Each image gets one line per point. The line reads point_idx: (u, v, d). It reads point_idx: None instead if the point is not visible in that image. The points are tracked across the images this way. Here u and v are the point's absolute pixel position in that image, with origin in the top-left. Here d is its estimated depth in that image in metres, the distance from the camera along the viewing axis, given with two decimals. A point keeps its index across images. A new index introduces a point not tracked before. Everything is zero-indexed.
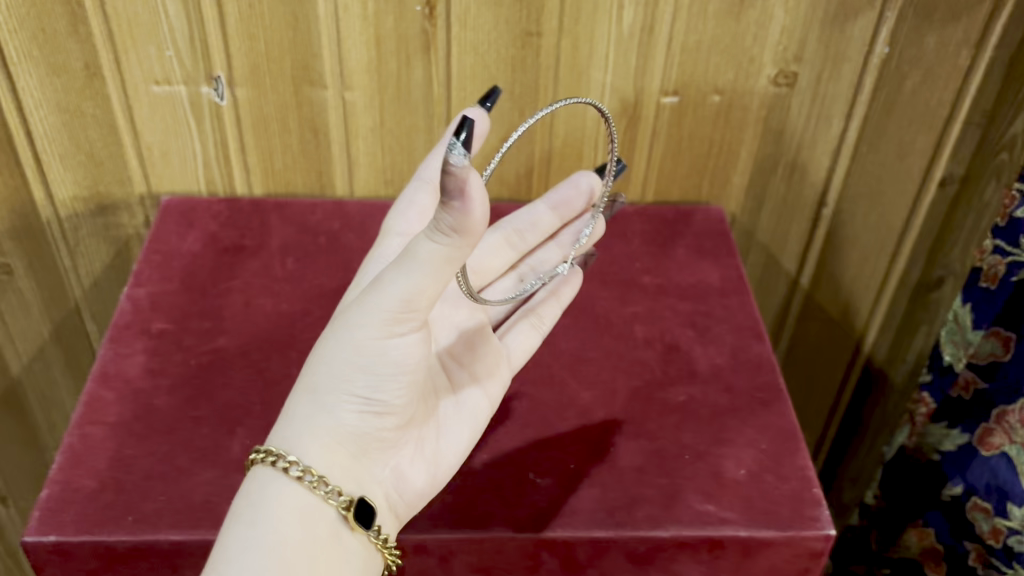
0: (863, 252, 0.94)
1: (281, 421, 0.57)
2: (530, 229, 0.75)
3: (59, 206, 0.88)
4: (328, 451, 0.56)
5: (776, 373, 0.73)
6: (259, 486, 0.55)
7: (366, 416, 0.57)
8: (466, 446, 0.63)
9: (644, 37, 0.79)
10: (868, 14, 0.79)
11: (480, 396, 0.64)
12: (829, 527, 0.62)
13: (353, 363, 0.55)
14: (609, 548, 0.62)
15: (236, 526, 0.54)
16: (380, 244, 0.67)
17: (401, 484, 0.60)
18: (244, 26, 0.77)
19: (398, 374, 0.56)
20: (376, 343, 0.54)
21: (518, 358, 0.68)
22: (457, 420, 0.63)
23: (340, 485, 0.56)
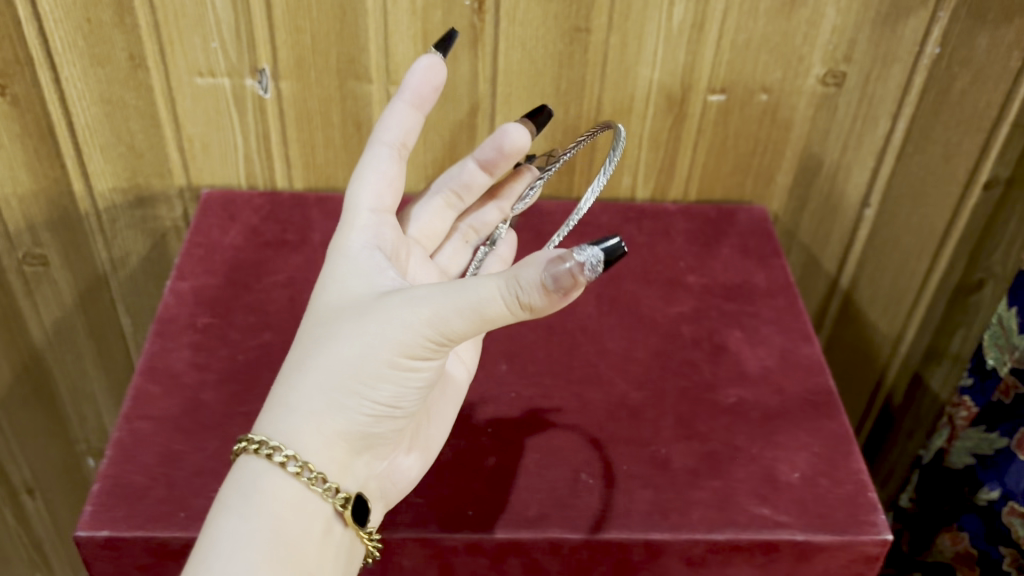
0: (904, 253, 0.94)
1: (283, 415, 0.55)
2: (468, 190, 0.71)
3: (98, 197, 0.87)
4: (337, 451, 0.55)
5: (826, 375, 0.72)
6: (250, 477, 0.54)
7: (381, 421, 0.56)
8: (447, 425, 0.65)
9: (694, 34, 0.78)
10: (920, 14, 0.78)
11: (459, 370, 0.66)
12: (886, 532, 0.62)
13: (381, 374, 0.54)
14: (664, 550, 0.61)
15: (225, 518, 0.52)
16: (351, 221, 0.62)
17: (394, 474, 0.60)
18: (291, 18, 0.76)
19: (421, 388, 0.56)
20: (410, 361, 0.54)
21: None
22: (444, 401, 0.64)
23: (337, 481, 0.55)
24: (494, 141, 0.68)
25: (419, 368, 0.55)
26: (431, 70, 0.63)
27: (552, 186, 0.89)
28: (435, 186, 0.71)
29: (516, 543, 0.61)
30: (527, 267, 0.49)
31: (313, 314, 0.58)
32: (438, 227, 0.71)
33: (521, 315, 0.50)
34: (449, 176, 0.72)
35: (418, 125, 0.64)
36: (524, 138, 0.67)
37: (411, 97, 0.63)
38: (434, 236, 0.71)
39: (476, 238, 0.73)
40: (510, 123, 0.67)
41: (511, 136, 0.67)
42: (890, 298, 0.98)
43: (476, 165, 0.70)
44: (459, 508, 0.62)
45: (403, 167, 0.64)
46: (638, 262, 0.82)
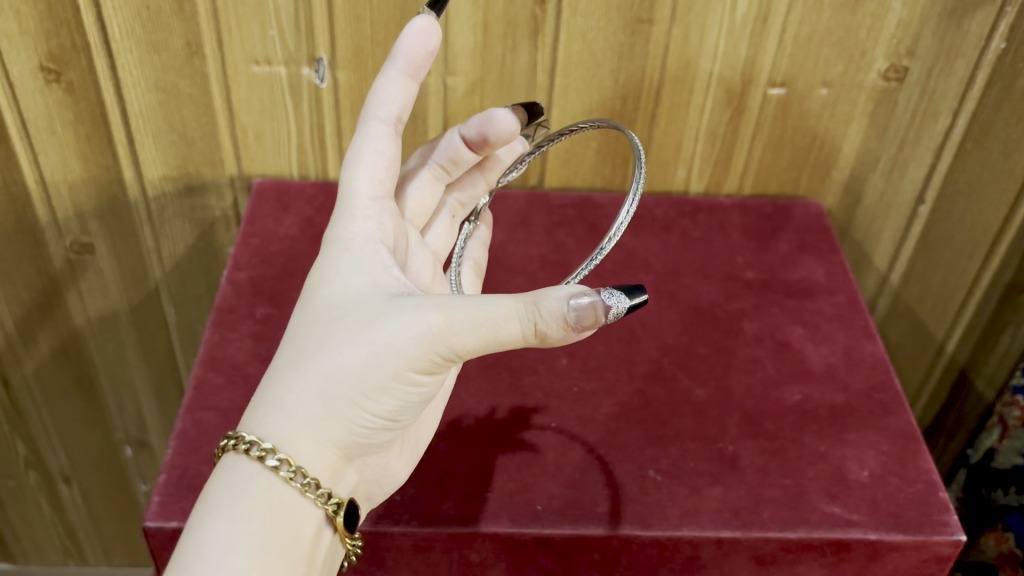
0: (957, 250, 0.93)
1: (278, 418, 0.54)
2: (456, 164, 0.69)
3: (148, 186, 0.87)
4: (331, 459, 0.55)
5: (891, 373, 0.72)
6: (241, 479, 0.53)
7: (377, 432, 0.56)
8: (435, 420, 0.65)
9: (757, 26, 0.77)
10: (988, 8, 0.77)
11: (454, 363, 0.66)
12: (959, 533, 0.61)
13: (383, 387, 0.53)
14: (735, 548, 0.61)
15: (213, 520, 0.52)
16: (353, 210, 0.60)
17: (384, 480, 0.60)
18: (351, 7, 0.75)
19: (421, 402, 0.56)
20: (414, 376, 0.54)
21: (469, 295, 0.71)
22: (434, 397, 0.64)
23: (328, 487, 0.55)
24: (482, 126, 0.65)
25: (421, 382, 0.54)
26: (428, 42, 0.60)
27: (605, 179, 0.88)
28: (423, 158, 0.69)
29: (594, 539, 0.60)
30: (548, 296, 0.50)
31: (310, 309, 0.57)
32: (427, 203, 0.69)
33: (531, 342, 0.51)
34: (438, 148, 0.69)
35: (411, 96, 0.62)
36: (513, 127, 0.64)
37: (405, 65, 0.61)
38: (426, 213, 0.69)
39: (461, 210, 0.73)
40: (500, 112, 0.63)
41: (498, 126, 0.64)
42: (939, 296, 0.97)
43: (464, 140, 0.68)
44: (528, 503, 0.61)
45: (400, 142, 0.62)
46: (695, 257, 0.81)
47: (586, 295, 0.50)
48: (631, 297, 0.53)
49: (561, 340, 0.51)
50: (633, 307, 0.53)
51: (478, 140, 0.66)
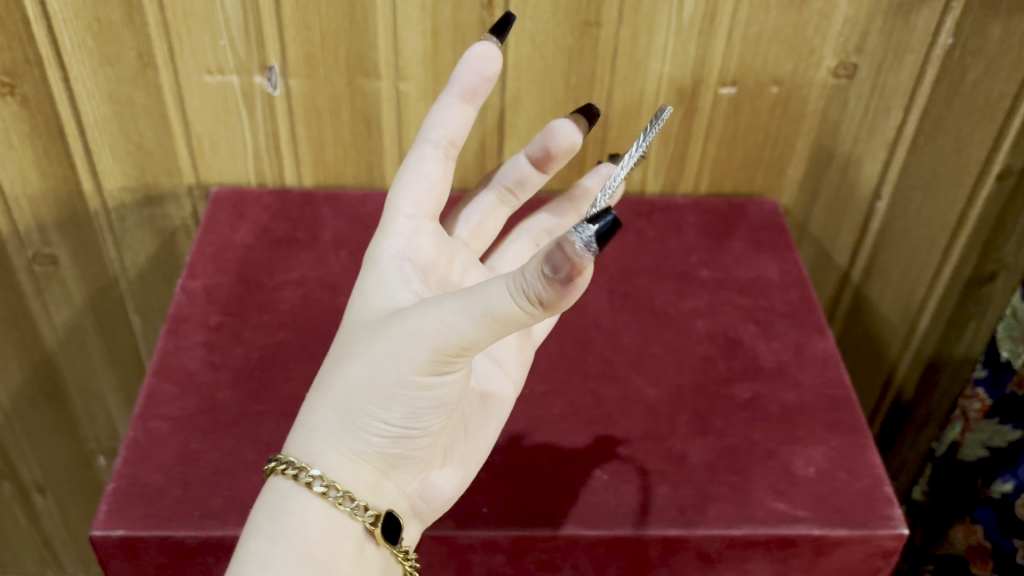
0: (916, 244, 0.93)
1: (306, 436, 0.54)
2: (521, 186, 0.70)
3: (107, 197, 0.87)
4: (361, 471, 0.55)
5: (841, 369, 0.72)
6: (280, 498, 0.54)
7: (398, 441, 0.55)
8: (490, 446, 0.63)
9: (705, 27, 0.77)
10: (934, 4, 0.77)
11: (508, 386, 0.65)
12: (902, 526, 0.62)
13: (396, 393, 0.52)
14: (682, 545, 0.61)
15: (254, 541, 0.52)
16: (386, 228, 0.61)
17: (428, 493, 0.58)
18: (300, 16, 0.76)
19: (439, 407, 0.54)
20: (423, 377, 0.52)
21: (540, 331, 0.68)
22: (486, 418, 0.63)
23: (366, 500, 0.55)
24: (543, 139, 0.67)
25: (433, 384, 0.53)
26: (483, 67, 0.61)
27: (562, 182, 0.89)
28: (490, 181, 0.71)
29: (532, 539, 0.60)
30: (532, 261, 0.46)
31: (338, 331, 0.58)
32: (491, 227, 0.70)
33: (533, 315, 0.47)
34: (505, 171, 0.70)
35: (467, 122, 0.64)
36: (575, 137, 0.66)
37: (461, 90, 0.63)
38: (486, 235, 0.70)
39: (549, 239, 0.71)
40: (561, 120, 0.66)
41: (560, 135, 0.66)
42: (900, 290, 0.97)
43: (529, 161, 0.69)
44: (473, 505, 0.62)
45: (449, 167, 0.63)
46: (650, 257, 0.82)
47: (558, 246, 0.44)
48: (597, 222, 0.45)
49: (563, 302, 0.46)
50: (609, 233, 0.46)
51: (541, 153, 0.68)
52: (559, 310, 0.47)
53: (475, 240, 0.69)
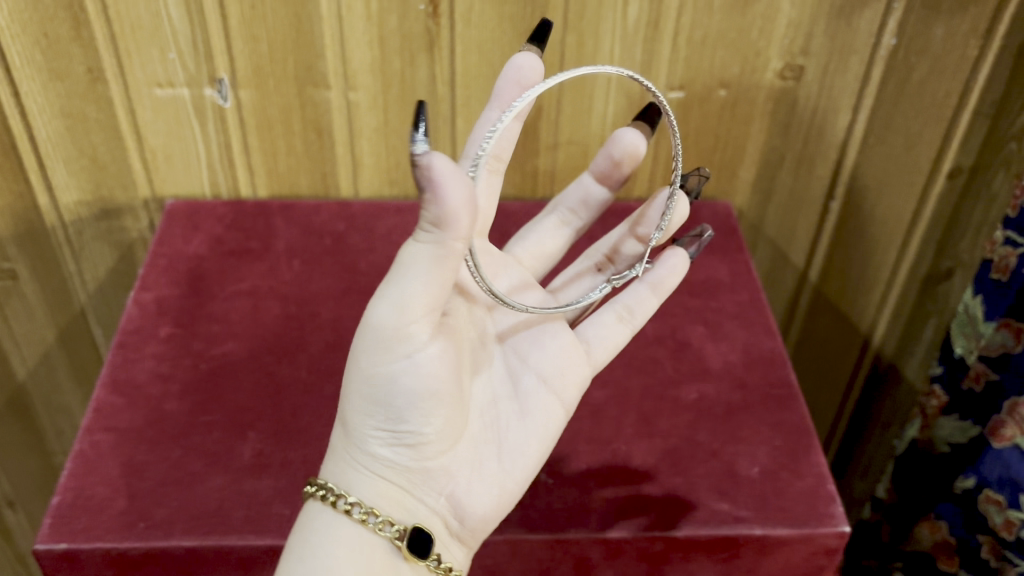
0: (871, 243, 0.93)
1: (333, 461, 0.57)
2: (584, 206, 0.71)
3: (64, 211, 0.87)
4: (382, 486, 0.55)
5: (787, 368, 0.73)
6: (311, 520, 0.55)
7: (400, 448, 0.55)
8: (534, 463, 0.60)
9: (650, 32, 0.78)
10: (875, 6, 0.78)
11: (554, 405, 0.62)
12: (844, 524, 0.62)
13: (372, 393, 0.54)
14: (624, 547, 0.61)
15: (287, 561, 0.53)
16: None
17: (459, 510, 0.58)
18: (247, 28, 0.76)
19: (419, 400, 0.54)
20: (381, 367, 0.53)
21: (598, 353, 0.64)
22: (524, 432, 0.60)
23: (391, 515, 0.55)
24: (607, 149, 0.67)
25: (394, 373, 0.53)
26: (520, 75, 0.58)
27: (517, 188, 0.89)
28: (554, 204, 0.72)
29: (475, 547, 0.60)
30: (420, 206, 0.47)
31: None
32: (550, 247, 0.71)
33: (444, 241, 0.47)
34: (569, 193, 0.71)
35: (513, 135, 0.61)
36: (638, 144, 0.65)
37: (501, 104, 0.59)
38: (543, 255, 0.70)
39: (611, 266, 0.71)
40: (622, 129, 0.66)
41: (622, 144, 0.66)
42: (859, 288, 0.97)
43: (593, 177, 0.70)
44: None
45: (492, 181, 0.61)
46: None
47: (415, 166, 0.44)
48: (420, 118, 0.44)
49: (451, 210, 0.45)
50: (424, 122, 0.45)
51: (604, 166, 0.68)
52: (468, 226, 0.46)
53: (532, 259, 0.70)
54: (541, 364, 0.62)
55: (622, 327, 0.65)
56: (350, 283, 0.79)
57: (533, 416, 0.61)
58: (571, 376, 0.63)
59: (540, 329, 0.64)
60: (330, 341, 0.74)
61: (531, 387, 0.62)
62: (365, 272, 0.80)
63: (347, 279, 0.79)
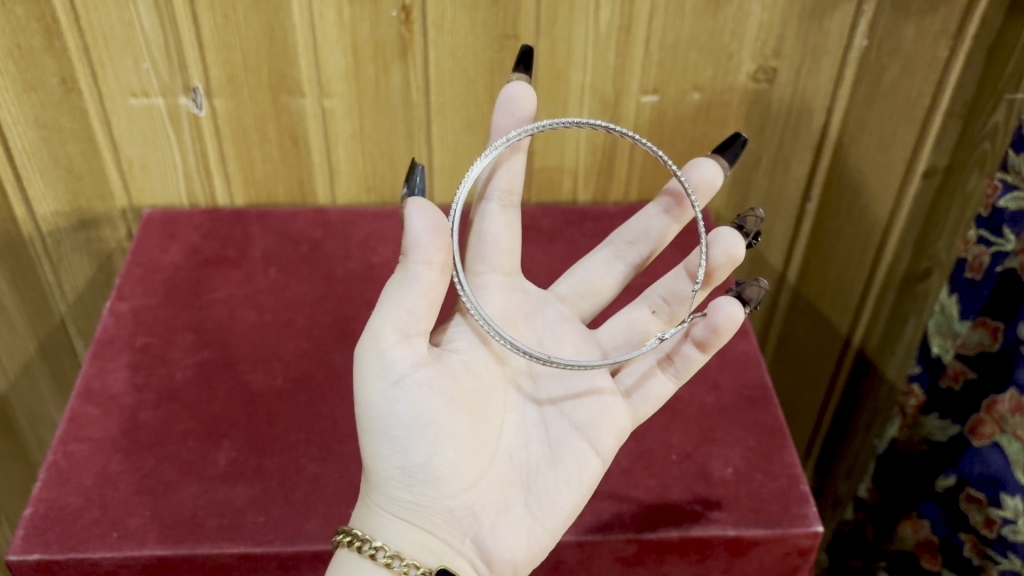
0: (848, 243, 0.94)
1: (358, 507, 0.57)
2: (643, 241, 0.68)
3: (41, 221, 0.86)
4: (404, 530, 0.55)
5: (761, 369, 0.73)
6: (338, 568, 0.55)
7: (416, 490, 0.55)
8: (567, 513, 0.59)
9: (621, 37, 0.78)
10: (846, 7, 0.79)
11: (589, 456, 0.60)
12: (817, 524, 0.62)
13: (379, 434, 0.54)
14: (597, 549, 0.61)
15: None
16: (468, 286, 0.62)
17: (485, 552, 0.57)
18: (221, 36, 0.76)
19: (419, 435, 0.54)
20: (379, 404, 0.54)
21: (642, 409, 0.63)
22: (554, 479, 0.59)
23: (415, 558, 0.55)
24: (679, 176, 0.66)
25: (392, 409, 0.53)
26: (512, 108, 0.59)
27: None
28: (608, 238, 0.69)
29: None
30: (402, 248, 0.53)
31: None
32: (604, 286, 0.68)
33: (409, 275, 0.52)
34: (626, 228, 0.69)
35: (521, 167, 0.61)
36: (714, 174, 0.64)
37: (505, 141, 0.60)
38: (597, 293, 0.68)
39: (668, 308, 0.67)
40: (701, 160, 0.64)
41: (698, 174, 0.64)
42: (838, 288, 0.98)
43: (655, 210, 0.68)
44: None
45: (512, 217, 0.62)
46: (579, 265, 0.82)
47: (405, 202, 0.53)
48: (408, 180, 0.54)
49: (415, 233, 0.51)
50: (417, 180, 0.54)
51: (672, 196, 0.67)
52: (434, 260, 0.52)
53: (579, 298, 0.68)
54: (576, 413, 0.61)
55: (666, 378, 0.64)
56: (327, 290, 0.79)
57: (565, 464, 0.60)
58: (607, 425, 0.61)
59: (576, 376, 0.63)
60: (306, 349, 0.74)
61: (565, 434, 0.61)
62: (341, 278, 0.80)
63: (323, 286, 0.79)
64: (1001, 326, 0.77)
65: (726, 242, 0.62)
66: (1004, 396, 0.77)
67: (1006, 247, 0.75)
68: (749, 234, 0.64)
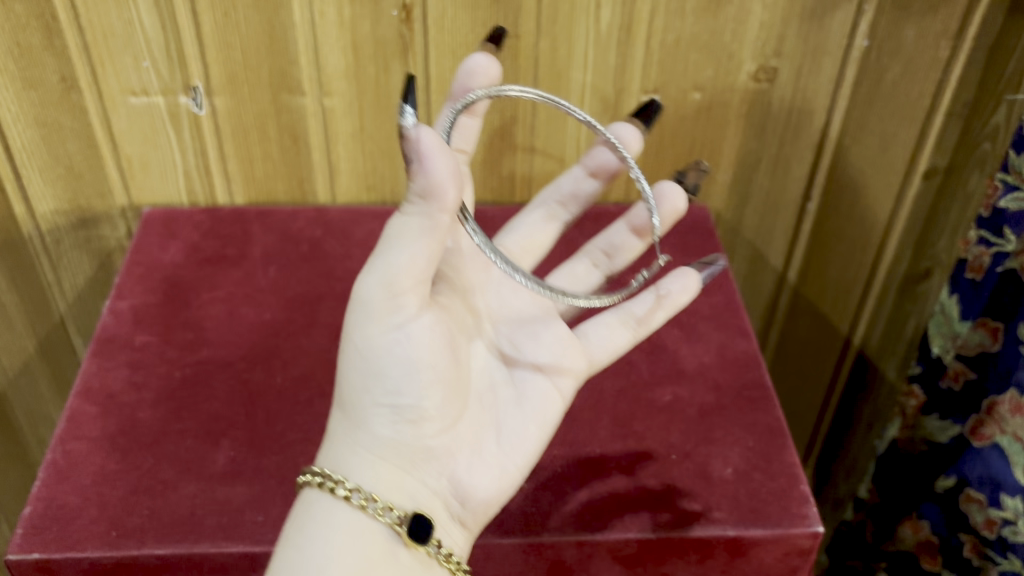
0: (849, 244, 0.95)
1: (328, 447, 0.56)
2: (573, 200, 0.71)
3: (40, 220, 0.86)
4: (383, 469, 0.55)
5: (761, 368, 0.73)
6: (307, 509, 0.54)
7: (400, 427, 0.55)
8: (535, 450, 0.60)
9: (622, 36, 0.78)
10: (847, 7, 0.78)
11: (553, 394, 0.61)
12: (817, 524, 0.62)
13: (368, 369, 0.54)
14: (597, 549, 0.61)
15: (294, 553, 0.52)
16: None
17: (460, 490, 0.57)
18: (220, 35, 0.76)
19: (409, 371, 0.54)
20: (372, 338, 0.53)
21: (599, 355, 0.63)
22: (521, 417, 0.60)
23: (391, 501, 0.54)
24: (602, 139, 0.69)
25: (384, 342, 0.53)
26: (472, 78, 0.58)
27: (495, 193, 0.89)
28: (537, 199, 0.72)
29: None
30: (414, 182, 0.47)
31: None
32: (541, 241, 0.71)
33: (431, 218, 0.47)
34: (556, 187, 0.72)
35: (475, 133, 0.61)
36: (636, 138, 0.67)
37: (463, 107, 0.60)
38: (534, 248, 0.70)
39: (609, 262, 0.70)
40: (622, 125, 0.67)
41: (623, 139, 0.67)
42: (839, 288, 0.98)
43: (585, 172, 0.70)
44: None
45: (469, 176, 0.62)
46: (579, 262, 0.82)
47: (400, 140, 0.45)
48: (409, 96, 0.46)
49: (439, 180, 0.46)
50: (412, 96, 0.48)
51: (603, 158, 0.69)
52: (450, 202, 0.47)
53: (522, 254, 0.69)
54: (536, 354, 0.62)
55: (624, 330, 0.63)
56: (326, 289, 0.79)
57: (531, 402, 0.60)
58: (567, 364, 0.61)
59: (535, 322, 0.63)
60: (305, 348, 0.74)
61: (527, 374, 0.61)
62: (341, 278, 0.80)
63: (324, 285, 0.79)
64: (1001, 326, 0.78)
65: (670, 196, 0.64)
66: (1004, 397, 0.76)
67: (1007, 248, 0.75)
68: (689, 187, 0.67)
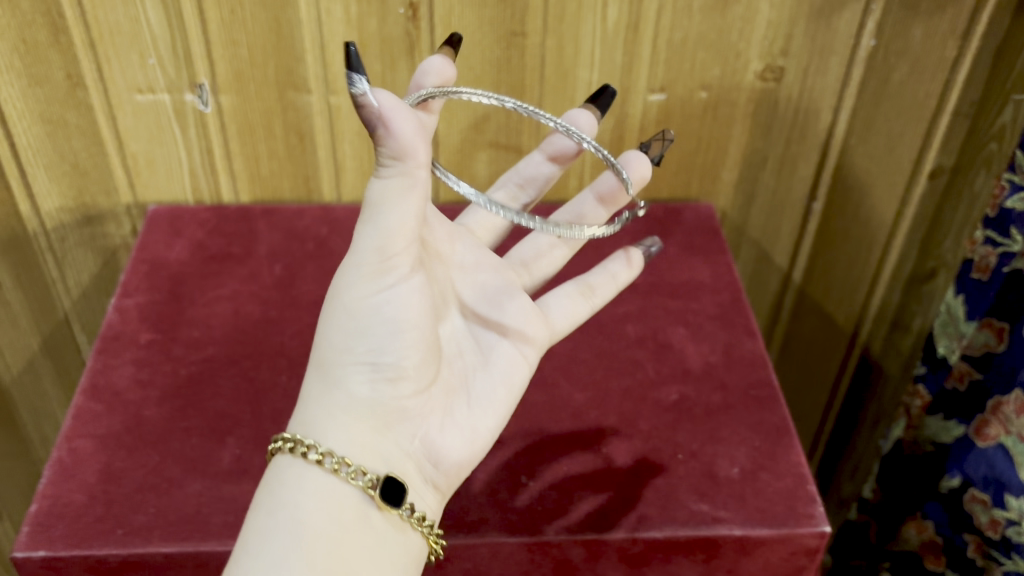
0: (855, 245, 0.95)
1: (300, 409, 0.55)
2: (533, 184, 0.69)
3: (45, 218, 0.85)
4: (358, 432, 0.54)
5: (767, 368, 0.73)
6: (278, 475, 0.53)
7: (378, 387, 0.54)
8: (504, 411, 0.59)
9: (629, 35, 0.78)
10: (854, 6, 0.78)
11: (520, 359, 0.60)
12: (824, 524, 0.62)
13: (353, 327, 0.53)
14: (602, 548, 0.61)
15: (262, 517, 0.51)
16: None
17: (433, 452, 0.56)
18: (227, 32, 0.76)
19: (396, 331, 0.53)
20: (361, 295, 0.52)
21: (561, 324, 0.62)
22: (490, 382, 0.59)
23: (364, 464, 0.53)
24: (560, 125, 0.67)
25: (367, 300, 0.53)
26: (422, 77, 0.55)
27: None
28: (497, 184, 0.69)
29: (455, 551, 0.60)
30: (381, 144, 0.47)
31: None
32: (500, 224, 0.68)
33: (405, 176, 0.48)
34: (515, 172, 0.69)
35: None
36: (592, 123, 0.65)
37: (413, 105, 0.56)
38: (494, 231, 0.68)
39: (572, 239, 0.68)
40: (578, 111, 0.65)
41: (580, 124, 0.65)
42: (845, 290, 0.98)
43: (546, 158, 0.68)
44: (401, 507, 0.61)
45: None
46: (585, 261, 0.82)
47: (358, 108, 0.44)
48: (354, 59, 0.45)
49: (408, 138, 0.46)
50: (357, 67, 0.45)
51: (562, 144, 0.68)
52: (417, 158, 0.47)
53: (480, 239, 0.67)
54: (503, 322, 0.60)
55: (582, 301, 0.63)
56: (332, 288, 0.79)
57: (498, 367, 0.60)
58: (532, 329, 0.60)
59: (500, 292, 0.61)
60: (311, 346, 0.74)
61: (494, 338, 0.60)
62: None
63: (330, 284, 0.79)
64: (1007, 326, 0.77)
65: (636, 164, 0.64)
66: (1010, 397, 0.76)
67: (1013, 248, 0.75)
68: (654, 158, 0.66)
